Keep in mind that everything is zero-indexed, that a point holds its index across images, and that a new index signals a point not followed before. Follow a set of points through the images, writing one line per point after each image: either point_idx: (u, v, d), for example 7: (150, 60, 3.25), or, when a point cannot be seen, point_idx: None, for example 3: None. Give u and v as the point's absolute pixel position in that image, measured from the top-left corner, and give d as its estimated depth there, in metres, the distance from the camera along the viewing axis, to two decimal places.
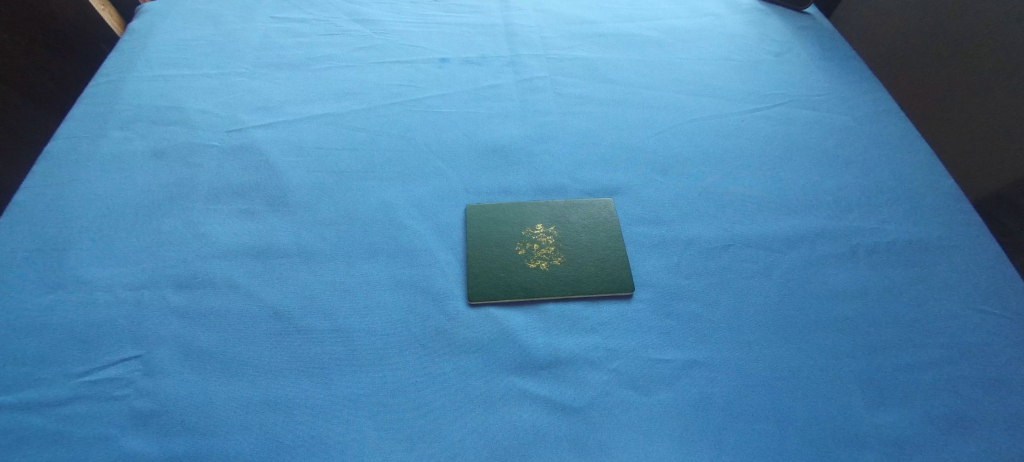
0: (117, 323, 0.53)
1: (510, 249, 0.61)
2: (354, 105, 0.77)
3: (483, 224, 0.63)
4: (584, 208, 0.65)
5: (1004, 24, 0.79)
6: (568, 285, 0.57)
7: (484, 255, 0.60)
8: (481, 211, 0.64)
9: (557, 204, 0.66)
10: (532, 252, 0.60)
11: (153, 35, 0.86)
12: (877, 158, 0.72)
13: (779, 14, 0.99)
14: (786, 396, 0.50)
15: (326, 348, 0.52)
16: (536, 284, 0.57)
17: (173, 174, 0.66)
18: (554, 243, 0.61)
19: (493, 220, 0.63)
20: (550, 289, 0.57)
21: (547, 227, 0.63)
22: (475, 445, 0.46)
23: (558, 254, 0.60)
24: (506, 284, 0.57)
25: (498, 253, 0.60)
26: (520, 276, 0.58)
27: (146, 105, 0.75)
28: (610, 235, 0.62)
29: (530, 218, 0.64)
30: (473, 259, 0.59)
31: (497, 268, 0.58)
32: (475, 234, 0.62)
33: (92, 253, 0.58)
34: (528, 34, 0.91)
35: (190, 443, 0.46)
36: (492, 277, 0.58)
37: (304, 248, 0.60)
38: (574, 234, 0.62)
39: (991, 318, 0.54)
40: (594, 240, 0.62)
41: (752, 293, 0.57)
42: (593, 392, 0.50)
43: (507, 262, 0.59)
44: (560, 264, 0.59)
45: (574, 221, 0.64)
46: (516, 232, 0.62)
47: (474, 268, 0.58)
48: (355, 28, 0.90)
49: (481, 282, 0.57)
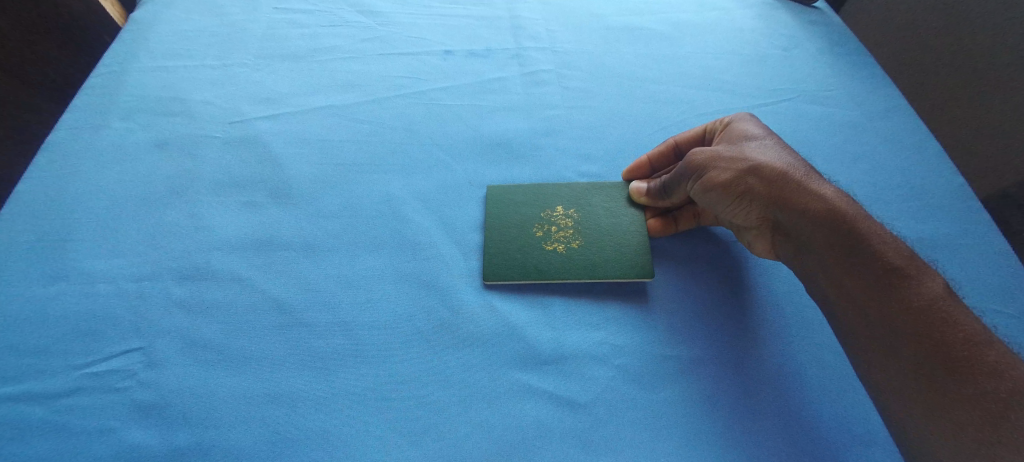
0: (119, 315, 0.52)
1: (528, 230, 0.60)
2: (358, 97, 0.76)
3: (502, 206, 0.63)
4: (607, 191, 0.65)
5: (1008, 30, 0.90)
6: (583, 269, 0.56)
7: (502, 236, 0.60)
8: (502, 193, 0.65)
9: (578, 186, 0.65)
10: (549, 234, 0.60)
11: (155, 26, 0.85)
12: (887, 153, 0.71)
13: (790, 7, 0.97)
14: (793, 394, 0.49)
15: (330, 340, 0.52)
16: (552, 266, 0.57)
17: (175, 166, 0.66)
18: (573, 225, 0.61)
19: (512, 203, 0.63)
20: (565, 271, 0.56)
21: (567, 210, 0.62)
22: (479, 440, 0.46)
23: (576, 237, 0.59)
24: (521, 265, 0.57)
25: (516, 235, 0.60)
26: (537, 258, 0.57)
27: (149, 96, 0.74)
28: (633, 220, 0.61)
29: (551, 201, 0.63)
30: (492, 241, 0.59)
31: (514, 250, 0.58)
32: (495, 216, 0.62)
33: (93, 245, 0.57)
34: (533, 27, 0.89)
35: (193, 436, 0.46)
36: (507, 258, 0.58)
37: (308, 241, 0.59)
38: (592, 217, 0.61)
39: (1000, 318, 0.54)
40: (610, 225, 0.61)
41: (762, 288, 0.57)
42: (599, 387, 0.49)
43: (523, 242, 0.59)
44: (578, 247, 0.58)
45: (594, 204, 0.63)
46: (536, 214, 0.62)
47: (489, 249, 0.59)
48: (359, 19, 0.89)
49: (496, 263, 0.57)
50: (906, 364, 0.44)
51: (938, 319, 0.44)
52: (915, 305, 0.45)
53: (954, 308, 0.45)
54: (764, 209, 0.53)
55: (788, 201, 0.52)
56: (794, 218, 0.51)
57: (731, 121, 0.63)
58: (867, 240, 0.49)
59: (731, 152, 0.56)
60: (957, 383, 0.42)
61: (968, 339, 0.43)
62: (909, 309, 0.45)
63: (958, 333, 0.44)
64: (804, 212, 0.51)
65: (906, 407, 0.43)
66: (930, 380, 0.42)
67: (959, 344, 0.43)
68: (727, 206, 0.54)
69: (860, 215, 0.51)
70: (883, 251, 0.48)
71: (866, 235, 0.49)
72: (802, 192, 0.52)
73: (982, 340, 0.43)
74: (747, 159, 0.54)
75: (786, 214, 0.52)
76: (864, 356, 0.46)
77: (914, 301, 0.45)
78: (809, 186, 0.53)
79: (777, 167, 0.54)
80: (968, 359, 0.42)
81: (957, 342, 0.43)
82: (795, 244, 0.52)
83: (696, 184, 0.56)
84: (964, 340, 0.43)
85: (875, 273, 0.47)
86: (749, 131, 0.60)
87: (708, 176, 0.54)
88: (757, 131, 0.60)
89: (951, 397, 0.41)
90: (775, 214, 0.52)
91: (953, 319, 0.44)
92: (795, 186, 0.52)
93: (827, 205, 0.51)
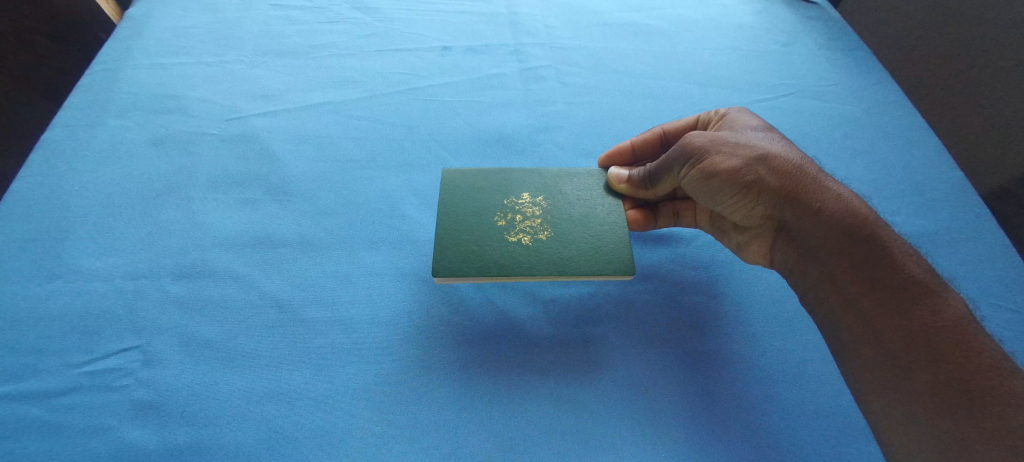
0: (116, 313, 0.52)
1: (495, 223, 0.56)
2: (355, 94, 0.76)
3: (461, 192, 0.59)
4: (584, 188, 0.61)
5: (1008, 27, 0.91)
6: (553, 263, 0.53)
7: (461, 222, 0.56)
8: (456, 176, 0.61)
9: (549, 174, 0.62)
10: (517, 228, 0.56)
11: (150, 23, 0.84)
12: (886, 148, 0.71)
13: (789, 2, 0.97)
14: (794, 389, 0.50)
15: (328, 338, 0.51)
16: (515, 262, 0.52)
17: (172, 163, 0.66)
18: (542, 221, 0.57)
19: (472, 189, 0.60)
20: (531, 265, 0.52)
21: (538, 205, 0.59)
22: (479, 436, 0.46)
23: (544, 233, 0.55)
24: (482, 254, 0.53)
25: (481, 229, 0.55)
26: (500, 253, 0.53)
27: (144, 94, 0.73)
28: (608, 218, 0.57)
29: (522, 196, 0.60)
30: (453, 233, 0.55)
31: (477, 237, 0.55)
32: (453, 201, 0.58)
33: (90, 243, 0.57)
34: (532, 22, 0.89)
35: (191, 434, 0.45)
36: (467, 252, 0.53)
37: (306, 238, 0.59)
38: (564, 207, 0.59)
39: (1000, 313, 0.54)
40: (585, 216, 0.58)
41: (760, 283, 0.58)
42: (599, 384, 0.49)
43: (487, 237, 0.55)
44: (545, 243, 0.54)
45: (569, 200, 0.59)
46: (504, 208, 0.58)
47: (450, 242, 0.54)
48: (356, 16, 0.88)
49: (454, 258, 0.52)
50: (919, 383, 0.42)
51: (956, 340, 0.43)
52: (930, 319, 0.44)
53: (976, 332, 0.44)
54: (766, 201, 0.53)
55: (796, 195, 0.52)
56: (800, 213, 0.52)
57: (730, 114, 0.63)
58: (878, 243, 0.49)
59: (741, 140, 0.55)
60: (978, 408, 0.40)
61: (989, 364, 0.42)
62: (920, 319, 0.44)
63: (978, 356, 0.42)
64: (808, 208, 0.52)
65: (910, 422, 0.42)
66: (944, 400, 0.41)
67: (976, 367, 0.42)
68: (725, 194, 0.55)
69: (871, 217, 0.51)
70: (897, 258, 0.47)
71: (878, 239, 0.49)
72: (808, 188, 0.52)
73: (1008, 368, 0.41)
74: (759, 150, 0.54)
75: (792, 207, 0.52)
76: (870, 364, 0.45)
77: (932, 317, 0.44)
78: (816, 183, 0.53)
79: (787, 161, 0.53)
80: (991, 388, 0.40)
81: (977, 367, 0.42)
82: (795, 238, 0.53)
83: (691, 170, 0.55)
84: (982, 364, 0.42)
85: (887, 280, 0.47)
86: (757, 125, 0.60)
87: (709, 161, 0.54)
88: (760, 125, 0.60)
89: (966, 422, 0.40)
90: (777, 207, 0.53)
91: (972, 341, 0.43)
92: (802, 182, 0.53)
93: (834, 204, 0.51)
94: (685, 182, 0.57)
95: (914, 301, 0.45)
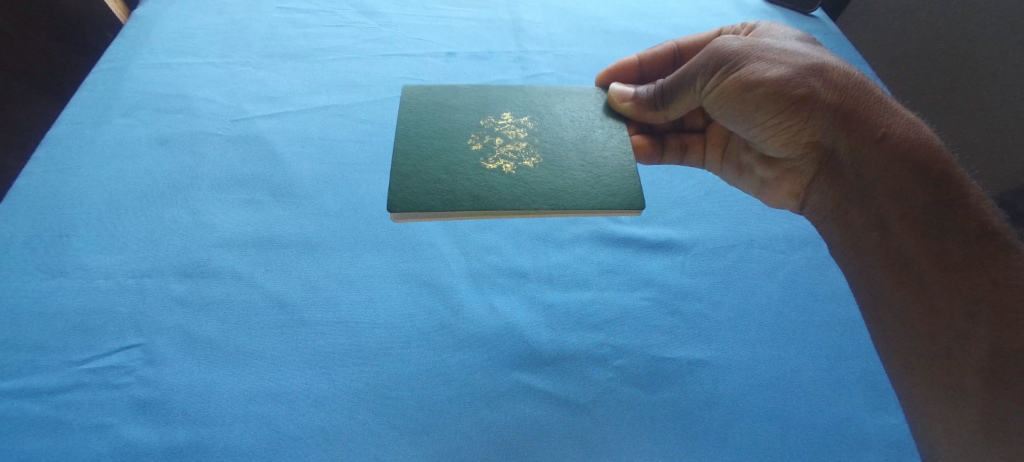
0: (117, 311, 0.52)
1: (478, 155, 0.58)
2: (360, 97, 0.77)
3: (438, 111, 0.63)
4: (575, 124, 0.64)
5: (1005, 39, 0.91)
6: (544, 186, 0.55)
7: (446, 144, 0.59)
8: (443, 110, 0.63)
9: (536, 97, 0.66)
10: (502, 157, 0.58)
11: (157, 23, 0.85)
12: None
13: (788, 15, 0.98)
14: (789, 395, 0.50)
15: (329, 337, 0.52)
16: (501, 189, 0.54)
17: (176, 162, 0.66)
18: (527, 152, 0.59)
19: (451, 111, 0.63)
20: (514, 192, 0.54)
21: (523, 136, 0.61)
22: (479, 439, 0.46)
23: (530, 162, 0.57)
24: (465, 166, 0.56)
25: (464, 161, 0.57)
26: (483, 182, 0.55)
27: (150, 93, 0.74)
28: (599, 154, 0.60)
29: (506, 129, 0.61)
30: (436, 169, 0.56)
31: (456, 170, 0.56)
32: (431, 120, 0.62)
33: (93, 241, 0.57)
34: (535, 30, 0.90)
35: (191, 433, 0.46)
36: (447, 185, 0.54)
37: (309, 239, 0.59)
38: (555, 126, 0.63)
39: None
40: (581, 136, 0.62)
41: (758, 293, 0.58)
42: (598, 387, 0.50)
43: (471, 169, 0.56)
44: (532, 173, 0.56)
45: (558, 136, 0.61)
46: (489, 140, 0.60)
47: (432, 179, 0.55)
48: (361, 20, 0.89)
49: (435, 192, 0.53)
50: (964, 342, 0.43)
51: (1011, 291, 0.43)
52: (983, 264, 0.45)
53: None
54: (815, 117, 0.55)
55: (850, 111, 0.53)
56: (854, 131, 0.53)
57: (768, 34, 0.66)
58: (937, 176, 0.49)
59: (797, 55, 0.56)
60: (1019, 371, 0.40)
61: None
62: (968, 263, 0.45)
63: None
64: (854, 128, 0.53)
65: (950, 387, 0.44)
66: (994, 363, 0.42)
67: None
68: (758, 108, 0.57)
69: (931, 144, 0.51)
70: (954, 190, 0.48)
71: (937, 165, 0.49)
72: (863, 106, 0.54)
73: None
74: (816, 66, 0.55)
75: (844, 124, 0.53)
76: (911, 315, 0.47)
77: (996, 269, 0.44)
78: (865, 103, 0.54)
79: (843, 79, 0.55)
80: None
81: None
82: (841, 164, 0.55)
83: (722, 78, 0.57)
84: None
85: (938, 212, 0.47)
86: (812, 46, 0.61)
87: (743, 70, 0.56)
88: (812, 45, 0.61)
89: (1014, 393, 0.40)
90: (814, 124, 0.55)
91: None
92: (857, 99, 0.54)
93: (888, 125, 0.52)
94: (711, 94, 0.59)
95: (968, 243, 0.46)
